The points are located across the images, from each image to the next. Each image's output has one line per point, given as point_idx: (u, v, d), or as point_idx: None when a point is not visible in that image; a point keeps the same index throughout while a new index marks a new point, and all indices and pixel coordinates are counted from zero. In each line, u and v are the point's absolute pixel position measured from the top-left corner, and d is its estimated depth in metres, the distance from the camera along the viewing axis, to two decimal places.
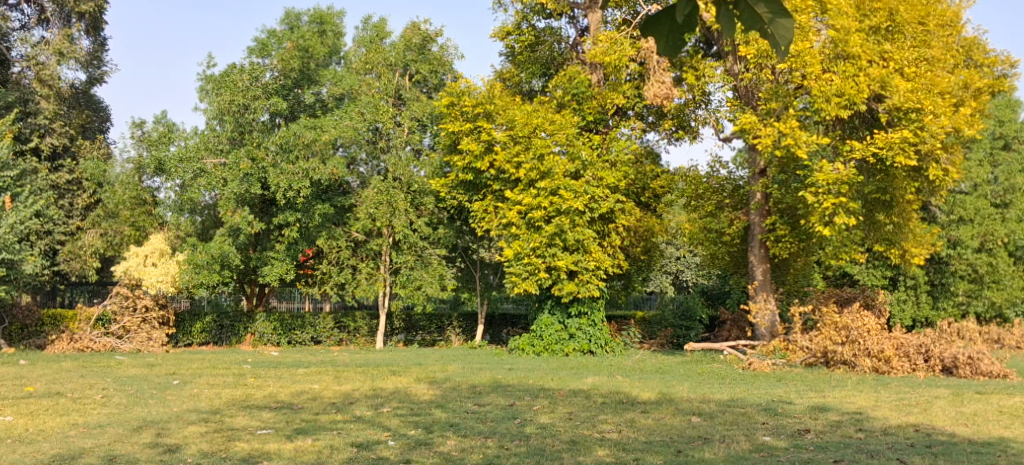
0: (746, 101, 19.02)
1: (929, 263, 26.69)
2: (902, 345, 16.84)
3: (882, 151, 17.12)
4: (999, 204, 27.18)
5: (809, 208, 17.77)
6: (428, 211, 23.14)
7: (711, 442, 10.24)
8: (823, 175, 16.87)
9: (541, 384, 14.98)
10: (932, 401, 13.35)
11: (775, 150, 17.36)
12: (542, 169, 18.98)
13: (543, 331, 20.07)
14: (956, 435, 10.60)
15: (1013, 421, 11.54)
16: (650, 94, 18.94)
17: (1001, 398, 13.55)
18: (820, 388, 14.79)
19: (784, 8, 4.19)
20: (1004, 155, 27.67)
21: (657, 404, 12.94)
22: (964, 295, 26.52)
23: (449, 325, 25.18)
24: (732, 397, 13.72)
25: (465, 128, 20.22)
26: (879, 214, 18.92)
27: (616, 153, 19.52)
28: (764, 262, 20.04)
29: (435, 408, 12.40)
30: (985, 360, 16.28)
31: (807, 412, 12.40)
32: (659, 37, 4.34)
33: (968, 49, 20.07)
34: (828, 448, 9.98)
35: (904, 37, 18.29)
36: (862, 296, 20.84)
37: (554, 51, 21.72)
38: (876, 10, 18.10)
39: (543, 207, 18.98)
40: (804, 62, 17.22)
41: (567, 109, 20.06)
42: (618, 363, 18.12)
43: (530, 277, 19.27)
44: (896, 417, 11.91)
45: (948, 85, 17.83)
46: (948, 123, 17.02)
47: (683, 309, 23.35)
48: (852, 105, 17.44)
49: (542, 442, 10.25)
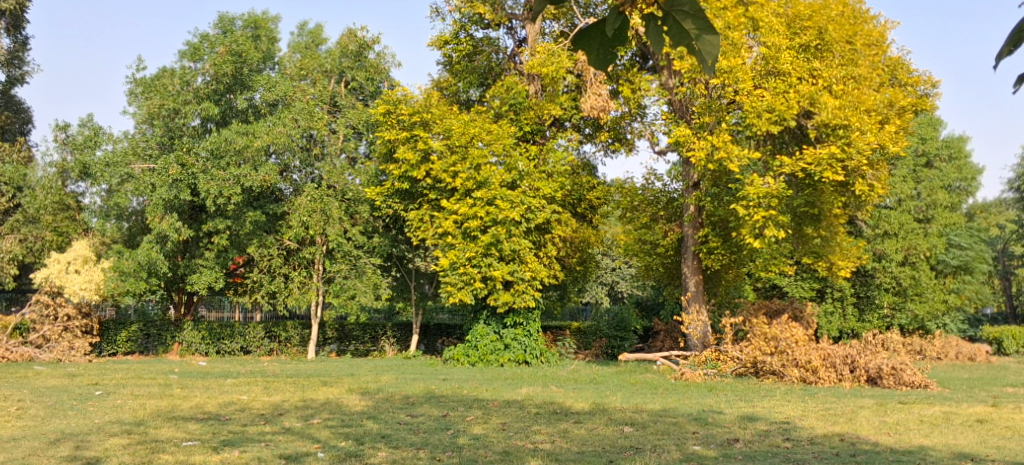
0: (680, 116, 19.18)
1: (856, 276, 27.49)
2: (829, 356, 17.14)
3: (810, 167, 17.57)
4: (922, 219, 28.06)
5: (740, 221, 18.11)
6: (363, 219, 22.92)
7: (642, 452, 10.32)
8: (754, 189, 17.18)
9: (475, 394, 14.94)
10: (857, 411, 13.67)
11: (708, 164, 17.64)
12: (479, 179, 19.10)
13: (478, 341, 20.06)
14: (879, 444, 10.88)
15: (932, 430, 11.88)
16: (587, 106, 19.11)
17: (922, 408, 13.93)
18: (750, 398, 15.04)
19: (711, 25, 4.21)
20: (926, 172, 28.59)
21: (590, 415, 13.00)
22: (888, 308, 27.30)
23: (383, 335, 24.91)
24: (664, 407, 13.87)
25: (401, 137, 20.07)
26: (808, 227, 19.33)
27: (553, 164, 19.67)
28: (697, 273, 20.29)
29: (367, 419, 12.25)
30: (908, 371, 16.64)
31: (737, 422, 12.58)
32: (590, 51, 4.37)
33: (892, 69, 20.62)
34: (756, 458, 10.13)
35: (833, 56, 18.68)
36: (791, 308, 21.27)
37: (491, 61, 21.79)
38: (806, 29, 18.68)
39: (478, 217, 18.95)
40: (736, 78, 17.70)
41: (504, 119, 20.11)
42: (552, 374, 18.14)
43: (466, 287, 19.15)
44: (822, 427, 12.17)
45: (874, 103, 18.33)
46: (874, 140, 17.46)
47: (618, 321, 23.51)
48: (782, 121, 17.80)
49: (474, 452, 10.21)
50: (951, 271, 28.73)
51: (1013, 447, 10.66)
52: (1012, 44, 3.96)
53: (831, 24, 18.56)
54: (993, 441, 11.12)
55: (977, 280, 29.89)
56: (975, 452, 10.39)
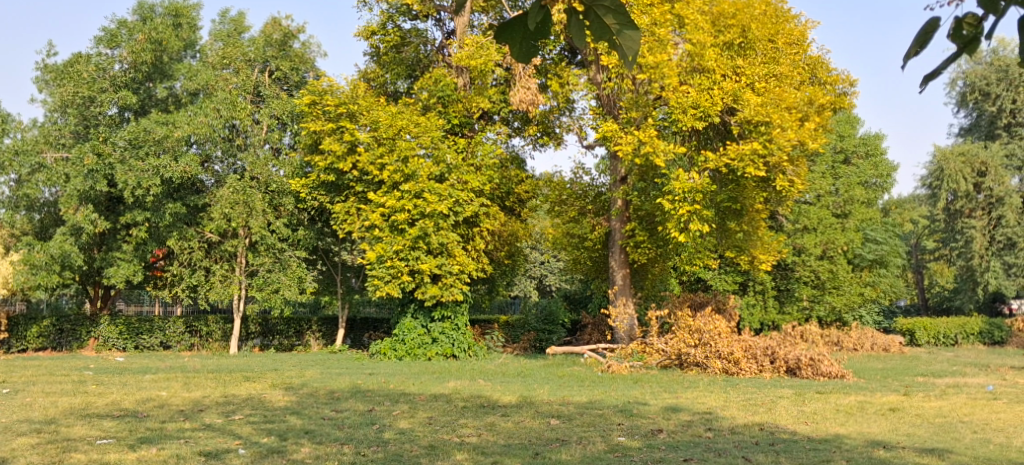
0: (608, 111, 19.36)
1: (776, 269, 28.23)
2: (750, 347, 17.53)
3: (733, 162, 17.89)
4: (840, 214, 28.96)
5: (666, 215, 18.36)
6: (287, 212, 22.53)
7: (568, 444, 10.40)
8: (680, 184, 17.42)
9: (402, 388, 14.85)
10: (776, 401, 14.02)
11: (635, 158, 17.77)
12: (406, 172, 18.88)
13: (406, 335, 19.90)
14: (797, 433, 11.17)
15: (848, 419, 12.25)
16: (516, 99, 19.06)
17: (838, 397, 14.36)
18: (674, 389, 15.29)
19: (631, 21, 4.18)
20: (844, 168, 29.55)
21: (517, 408, 13.03)
22: (807, 300, 28.07)
23: (308, 329, 24.67)
24: (590, 399, 13.99)
25: (327, 128, 19.80)
26: (731, 222, 19.67)
27: (481, 157, 19.65)
28: (624, 267, 20.46)
29: (290, 415, 12.06)
30: (825, 361, 17.05)
31: (661, 413, 12.76)
32: (512, 44, 4.32)
33: (813, 68, 21.07)
34: (679, 447, 10.30)
35: (755, 53, 19.24)
36: (715, 301, 21.66)
37: (420, 53, 21.56)
38: (730, 27, 19.12)
39: (406, 210, 18.84)
40: (662, 74, 17.79)
41: (432, 112, 20.03)
42: (480, 367, 18.12)
43: (393, 280, 18.98)
44: (743, 417, 12.43)
45: (795, 100, 18.67)
46: (794, 137, 17.86)
47: (546, 314, 23.68)
48: (707, 117, 18.08)
49: (400, 447, 10.13)
50: (866, 265, 29.68)
51: (923, 434, 11.07)
52: (917, 42, 3.97)
53: (754, 22, 18.94)
54: (904, 428, 11.52)
55: (891, 273, 30.90)
56: (887, 439, 10.75)
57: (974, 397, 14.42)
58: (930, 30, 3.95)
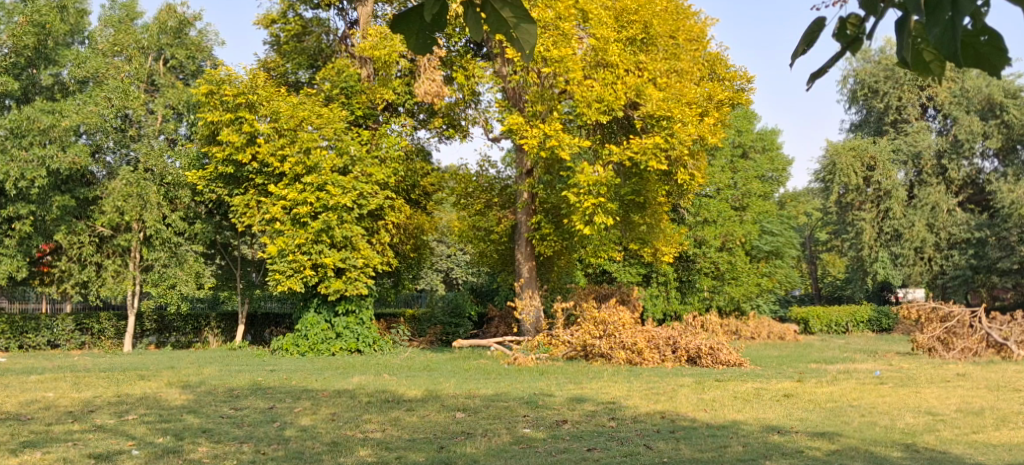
0: (514, 103, 19.41)
1: (679, 261, 28.96)
2: (653, 338, 17.88)
3: (637, 156, 18.15)
4: (738, 208, 29.83)
5: (572, 208, 18.51)
6: (184, 205, 21.88)
7: (472, 437, 10.39)
8: (585, 177, 17.56)
9: (304, 385, 14.59)
10: (678, 389, 14.34)
11: (540, 150, 17.81)
12: (308, 164, 18.48)
13: (308, 330, 19.51)
14: (696, 421, 11.44)
15: (745, 406, 12.62)
16: (420, 91, 18.89)
17: (736, 385, 14.78)
18: (579, 380, 15.46)
19: (529, 14, 3.92)
20: (742, 163, 30.35)
21: (422, 402, 12.95)
22: (708, 291, 28.90)
23: (207, 326, 23.98)
24: (496, 392, 14.01)
25: (225, 119, 19.27)
26: (634, 215, 19.97)
27: (386, 149, 19.42)
28: (530, 259, 20.58)
29: (187, 413, 11.70)
30: (724, 350, 17.53)
31: (566, 404, 12.88)
32: (409, 35, 4.10)
33: (712, 64, 21.61)
34: (582, 437, 10.41)
35: (656, 49, 19.63)
36: (618, 293, 22.03)
37: (322, 43, 21.27)
38: (632, 22, 19.42)
39: (308, 203, 18.46)
40: (567, 68, 17.90)
41: (335, 103, 19.68)
42: (385, 362, 17.97)
43: (295, 274, 18.58)
44: (645, 406, 12.66)
45: (695, 95, 19.10)
46: (694, 132, 18.27)
47: (453, 307, 23.44)
48: (611, 111, 18.24)
49: (301, 444, 9.95)
50: (763, 256, 30.65)
51: (814, 418, 11.48)
52: (806, 40, 3.98)
53: (655, 19, 19.31)
54: (797, 413, 11.93)
55: (786, 264, 31.94)
56: (781, 424, 11.10)
57: (863, 382, 15.04)
58: (817, 29, 3.99)
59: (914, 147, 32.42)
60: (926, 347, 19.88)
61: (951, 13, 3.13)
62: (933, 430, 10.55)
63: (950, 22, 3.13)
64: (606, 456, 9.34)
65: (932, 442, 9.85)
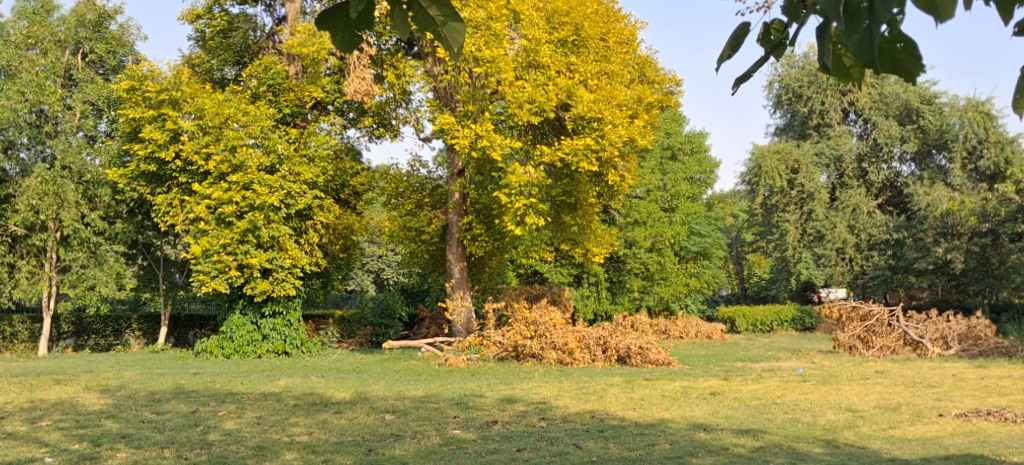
0: (445, 103, 19.31)
1: (609, 262, 29.25)
2: (584, 338, 17.94)
3: (568, 157, 18.23)
4: (667, 208, 30.21)
5: (503, 208, 18.49)
6: (104, 204, 21.24)
7: (402, 439, 10.30)
8: (516, 178, 17.54)
9: (229, 388, 14.27)
10: (607, 389, 14.46)
11: (471, 150, 17.73)
12: (234, 162, 18.14)
13: (233, 332, 19.12)
14: (625, 419, 11.54)
15: (672, 404, 12.77)
16: (350, 90, 18.58)
17: (665, 384, 14.95)
18: (509, 381, 15.48)
19: (456, 12, 3.85)
20: (671, 165, 30.73)
21: (351, 404, 12.80)
22: (638, 291, 29.31)
23: (128, 328, 23.26)
24: (426, 394, 13.92)
25: (147, 116, 18.77)
26: (565, 216, 20.09)
27: (314, 148, 19.12)
28: (461, 260, 20.42)
29: (105, 418, 11.33)
30: (653, 349, 17.78)
31: (496, 405, 12.87)
32: (335, 33, 3.99)
33: (642, 67, 21.81)
34: (512, 438, 10.41)
35: (588, 51, 19.73)
36: (550, 293, 22.10)
37: (248, 39, 20.84)
38: (563, 24, 19.41)
39: (234, 202, 18.13)
40: (499, 68, 17.84)
41: (261, 100, 19.26)
42: (313, 364, 17.69)
43: (220, 275, 18.22)
44: (575, 406, 12.71)
45: (624, 98, 19.31)
46: (624, 134, 18.47)
47: (383, 308, 23.22)
48: (542, 112, 18.28)
49: (225, 448, 9.72)
50: (692, 256, 31.05)
51: (740, 416, 11.69)
52: (731, 43, 4.01)
53: (586, 21, 19.41)
54: (722, 411, 12.13)
55: (714, 264, 32.44)
56: (708, 422, 11.29)
57: (786, 380, 15.40)
58: (742, 34, 4.06)
59: (835, 150, 33.39)
60: (847, 345, 20.32)
61: (868, 22, 3.20)
62: (853, 426, 10.84)
63: (868, 30, 3.20)
64: (535, 456, 9.34)
65: (851, 438, 10.11)
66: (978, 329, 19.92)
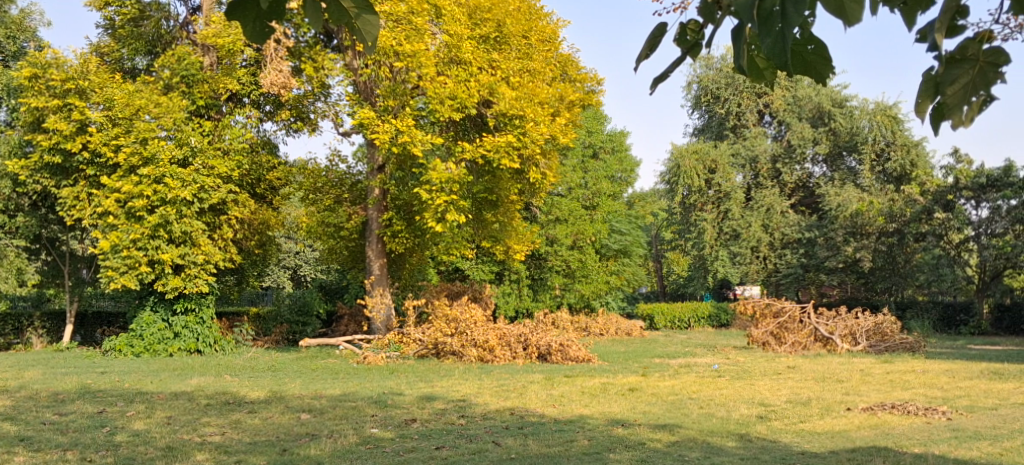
0: (365, 97, 19.06)
1: (530, 259, 29.35)
2: (505, 335, 18.08)
3: (489, 153, 18.18)
4: (589, 206, 30.44)
5: (424, 205, 18.33)
6: (3, 196, 20.34)
7: (317, 439, 10.10)
8: (437, 174, 17.40)
9: (137, 387, 13.82)
10: (527, 385, 14.48)
11: (392, 146, 17.54)
12: (145, 154, 17.57)
13: (143, 330, 18.55)
14: (544, 416, 11.57)
15: (591, 400, 12.87)
16: (266, 82, 18.10)
17: (585, 380, 15.07)
18: (429, 378, 15.39)
19: (371, 4, 3.76)
20: (592, 163, 30.99)
21: (265, 403, 12.52)
22: (559, 289, 29.44)
23: (29, 326, 22.29)
24: (344, 392, 13.72)
25: (51, 105, 18.01)
26: (487, 213, 20.07)
27: (229, 141, 18.58)
28: (381, 257, 20.12)
29: (4, 421, 10.82)
30: (573, 346, 17.84)
31: (415, 402, 12.76)
32: (244, 24, 3.85)
33: (564, 65, 21.92)
34: (431, 435, 10.33)
35: (509, 48, 19.68)
36: (471, 290, 21.99)
37: (161, 29, 20.01)
38: (485, 21, 19.19)
39: (144, 196, 17.53)
40: (420, 63, 17.65)
41: (174, 92, 18.70)
42: (227, 363, 17.27)
43: (129, 271, 17.65)
44: (495, 403, 12.69)
45: (546, 95, 19.39)
46: (545, 131, 18.55)
47: (300, 305, 22.82)
48: (463, 109, 18.20)
49: (132, 450, 9.39)
50: (612, 254, 31.35)
51: (657, 411, 11.84)
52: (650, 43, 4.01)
53: (508, 18, 19.35)
54: (640, 407, 12.27)
55: (634, 262, 32.80)
56: (625, 417, 11.39)
57: (702, 375, 15.68)
58: (659, 35, 4.12)
59: (751, 151, 34.17)
60: (760, 341, 21.00)
61: (781, 25, 3.27)
62: (765, 420, 11.08)
63: (780, 32, 3.27)
64: (454, 454, 9.28)
65: (763, 431, 10.34)
66: (883, 325, 20.40)
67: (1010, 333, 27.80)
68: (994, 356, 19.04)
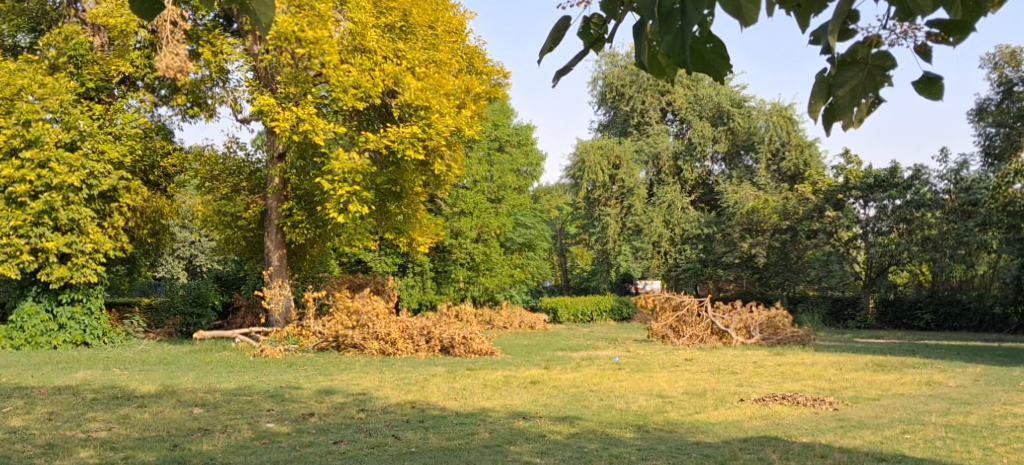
0: (265, 84, 18.52)
1: (434, 251, 29.14)
2: (407, 328, 17.89)
3: (393, 144, 18.00)
4: (494, 199, 30.54)
5: (325, 195, 18.00)
6: None
7: (210, 434, 9.80)
8: (340, 164, 17.11)
9: (17, 382, 13.13)
10: (429, 379, 14.38)
11: (292, 135, 17.16)
12: (28, 137, 16.69)
13: (24, 321, 17.57)
14: (446, 409, 11.51)
15: (493, 393, 12.87)
16: (161, 66, 17.24)
17: (487, 373, 15.07)
18: (329, 372, 15.12)
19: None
20: (498, 156, 31.03)
21: (156, 397, 12.09)
22: (463, 282, 29.32)
23: None
24: (239, 386, 13.37)
25: None
26: (390, 204, 19.85)
27: (121, 126, 17.94)
28: (280, 247, 19.67)
29: None
30: (477, 339, 17.89)
31: (314, 396, 12.52)
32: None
33: (471, 57, 21.70)
34: (329, 430, 10.14)
35: (415, 38, 19.41)
36: (373, 282, 21.73)
37: (46, 5, 19.19)
38: (390, 9, 18.96)
39: (27, 181, 16.68)
40: (322, 50, 17.32)
41: (61, 72, 17.78)
42: (115, 355, 16.61)
43: (9, 260, 16.80)
44: (396, 396, 12.58)
45: (452, 87, 19.27)
46: (451, 123, 18.48)
47: (194, 296, 22.04)
48: (367, 98, 17.96)
49: (9, 448, 8.90)
50: (516, 248, 31.43)
51: (558, 403, 11.93)
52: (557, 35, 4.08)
53: (414, 7, 19.09)
54: (541, 399, 12.34)
55: (538, 256, 32.98)
56: (526, 410, 11.43)
57: (602, 368, 15.86)
58: (562, 28, 4.22)
59: (654, 148, 34.72)
60: (659, 334, 21.49)
61: (681, 22, 3.46)
62: (662, 411, 11.29)
63: (680, 30, 3.47)
64: (352, 449, 9.13)
65: (660, 422, 10.52)
66: (776, 319, 21.01)
67: (894, 327, 29.06)
68: (878, 348, 19.87)
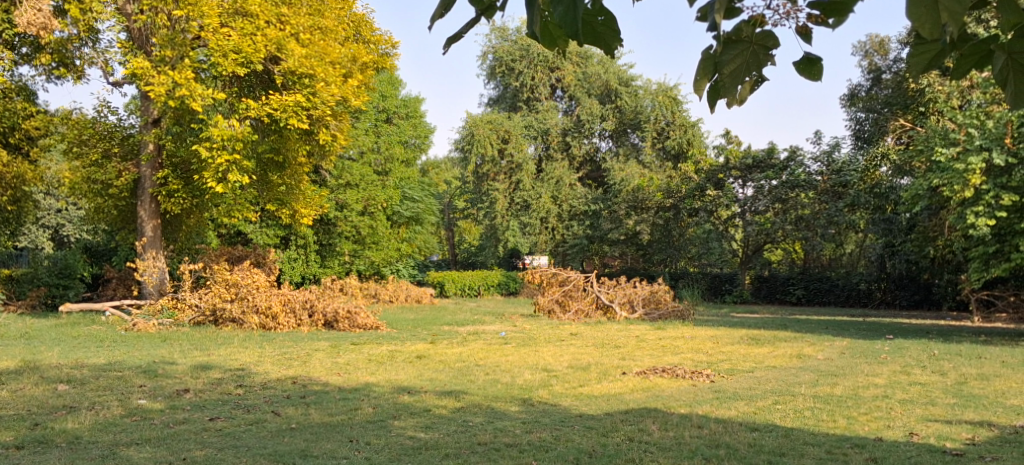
0: (139, 45, 17.69)
1: (319, 224, 28.41)
2: (289, 301, 17.41)
3: (276, 113, 17.43)
4: (381, 172, 30.19)
5: (203, 163, 17.28)
6: None
7: (76, 412, 9.27)
8: (218, 131, 16.44)
9: None
10: (311, 354, 14.05)
11: (168, 100, 16.35)
12: None
13: None
14: (328, 385, 11.27)
15: (378, 368, 12.70)
16: (22, 21, 16.28)
17: (372, 348, 14.86)
18: (205, 347, 14.57)
19: None
20: (385, 128, 30.80)
21: (16, 374, 11.38)
22: (349, 255, 28.94)
23: None
24: (109, 361, 12.73)
25: None
26: (272, 174, 19.30)
27: None
28: (154, 218, 18.85)
29: None
30: (361, 314, 17.70)
31: (189, 372, 12.05)
32: None
33: (358, 25, 21.13)
34: (205, 406, 9.75)
35: (300, 3, 18.64)
36: (253, 255, 21.00)
37: None
38: None
39: None
40: (201, 13, 16.61)
41: None
42: None
43: None
44: (276, 372, 12.24)
45: (337, 55, 18.76)
46: (336, 92, 18.06)
47: (61, 267, 20.88)
48: (248, 64, 17.29)
49: None
50: (404, 221, 31.01)
51: (443, 378, 11.85)
52: (443, 7, 4.08)
53: None
54: (427, 374, 12.24)
55: (425, 230, 32.78)
56: (411, 385, 11.29)
57: (488, 343, 15.87)
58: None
59: (543, 124, 35.13)
60: (546, 308, 21.49)
61: None
62: (546, 384, 11.37)
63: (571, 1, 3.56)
64: (229, 425, 8.81)
65: (545, 395, 10.59)
66: (658, 293, 21.54)
67: (767, 301, 30.17)
68: (752, 323, 20.62)
